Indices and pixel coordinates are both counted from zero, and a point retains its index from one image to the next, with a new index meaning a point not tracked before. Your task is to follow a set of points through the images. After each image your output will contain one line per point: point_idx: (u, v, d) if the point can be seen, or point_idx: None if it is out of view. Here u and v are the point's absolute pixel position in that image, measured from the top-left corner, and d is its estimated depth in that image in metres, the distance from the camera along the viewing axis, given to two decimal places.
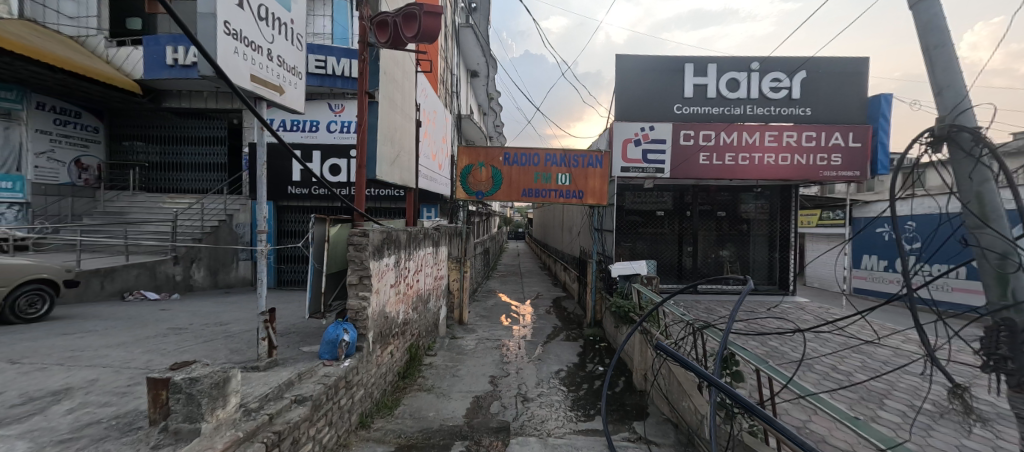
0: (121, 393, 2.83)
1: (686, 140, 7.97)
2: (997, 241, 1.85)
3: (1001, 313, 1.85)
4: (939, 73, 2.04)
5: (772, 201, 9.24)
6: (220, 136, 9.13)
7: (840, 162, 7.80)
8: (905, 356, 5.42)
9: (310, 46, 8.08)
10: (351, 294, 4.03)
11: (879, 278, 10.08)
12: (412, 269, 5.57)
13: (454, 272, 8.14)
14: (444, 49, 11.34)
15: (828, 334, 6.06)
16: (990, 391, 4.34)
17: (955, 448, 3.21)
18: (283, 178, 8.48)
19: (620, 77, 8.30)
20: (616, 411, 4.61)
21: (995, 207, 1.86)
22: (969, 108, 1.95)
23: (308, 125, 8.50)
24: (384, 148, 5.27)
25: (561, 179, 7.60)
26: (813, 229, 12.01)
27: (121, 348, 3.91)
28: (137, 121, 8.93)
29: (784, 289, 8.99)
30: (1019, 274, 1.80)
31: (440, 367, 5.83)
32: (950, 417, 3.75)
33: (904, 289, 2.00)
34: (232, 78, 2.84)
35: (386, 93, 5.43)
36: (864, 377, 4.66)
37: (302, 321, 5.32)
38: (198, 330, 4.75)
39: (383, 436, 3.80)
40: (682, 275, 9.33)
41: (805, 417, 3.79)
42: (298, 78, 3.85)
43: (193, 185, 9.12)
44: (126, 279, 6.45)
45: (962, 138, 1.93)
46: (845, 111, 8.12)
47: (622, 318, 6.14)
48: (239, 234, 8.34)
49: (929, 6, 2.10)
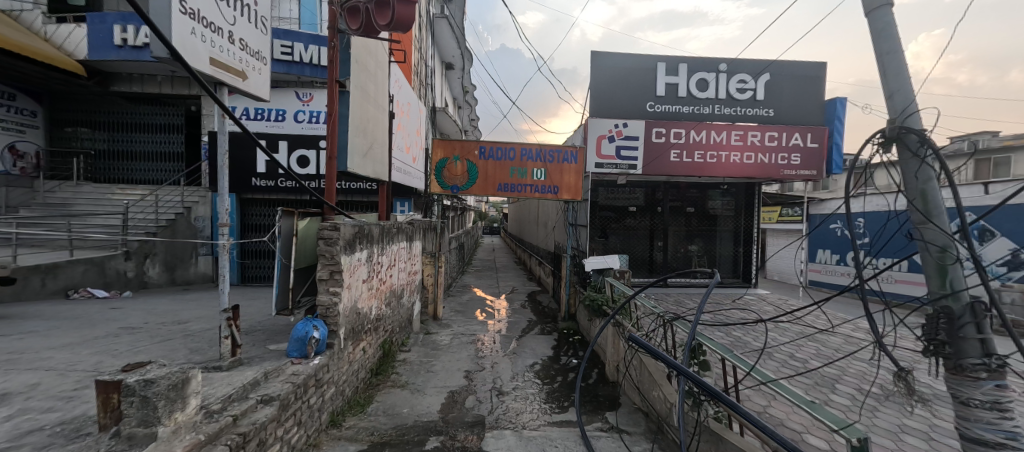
0: (66, 397, 2.63)
1: (658, 137, 8.17)
2: (938, 235, 2.01)
3: (940, 302, 2.01)
4: (890, 78, 2.20)
5: (738, 198, 9.64)
6: (177, 124, 8.59)
7: (799, 162, 8.22)
8: (854, 344, 5.80)
9: (275, 31, 7.73)
10: (322, 290, 3.91)
11: (832, 271, 10.76)
12: (385, 264, 5.46)
13: (428, 267, 8.02)
14: (419, 40, 11.09)
15: (787, 324, 6.43)
16: (928, 374, 4.71)
17: (899, 428, 3.48)
18: (246, 169, 8.08)
19: (596, 74, 8.41)
20: (590, 402, 4.72)
21: (937, 204, 2.02)
22: (916, 112, 2.12)
23: (274, 115, 8.13)
24: (356, 139, 5.06)
25: (537, 174, 7.65)
26: (774, 225, 12.64)
27: (66, 350, 3.64)
28: (81, 105, 8.24)
29: (747, 282, 9.45)
30: (956, 266, 1.95)
31: (414, 363, 5.76)
32: (894, 399, 4.07)
33: (856, 281, 2.15)
34: (190, 62, 2.68)
35: (360, 82, 5.24)
36: (818, 364, 4.97)
37: (267, 318, 5.12)
38: (154, 330, 4.48)
39: (355, 434, 3.72)
40: (653, 269, 9.60)
41: (765, 403, 3.98)
42: (262, 63, 3.67)
43: (147, 176, 8.55)
44: (71, 275, 5.91)
45: (910, 140, 2.10)
46: (805, 112, 8.56)
47: (595, 311, 6.28)
48: (198, 229, 7.99)
49: (882, 15, 2.23)
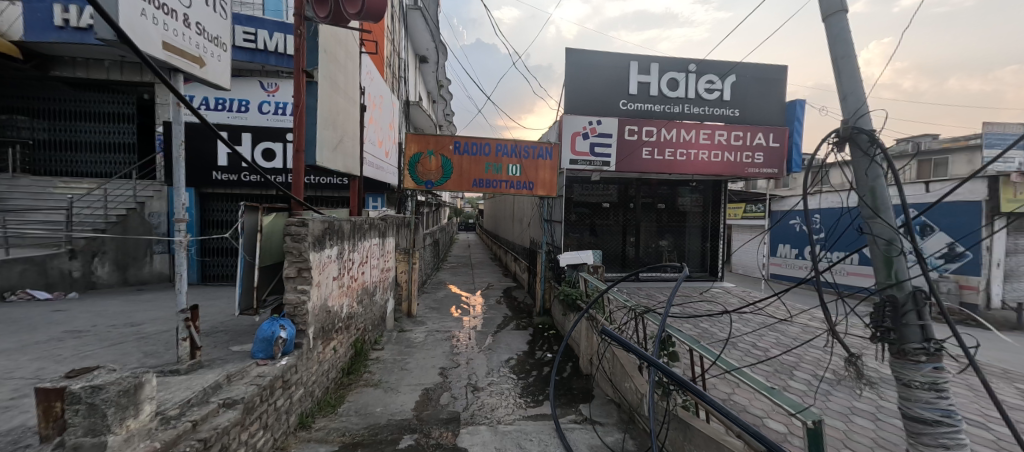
0: (2, 408, 2.41)
1: (631, 135, 8.34)
2: (885, 229, 2.15)
3: (887, 291, 2.15)
4: (844, 80, 2.32)
5: (706, 195, 10.01)
6: (127, 113, 8.03)
7: (763, 161, 8.61)
8: (810, 332, 6.15)
9: (237, 16, 7.34)
10: (289, 288, 3.78)
11: (791, 264, 11.36)
12: (357, 261, 5.32)
13: (402, 264, 7.87)
14: (392, 32, 10.81)
15: (750, 315, 6.74)
16: (875, 359, 5.06)
17: (850, 410, 3.71)
18: (206, 162, 7.67)
19: (571, 71, 8.48)
20: (564, 395, 4.79)
21: (884, 200, 2.16)
22: (867, 114, 2.26)
23: (236, 105, 7.73)
24: (325, 131, 4.89)
25: (512, 170, 7.65)
26: (739, 221, 13.20)
27: (1, 357, 3.34)
28: (17, 91, 7.56)
29: (714, 275, 9.83)
30: (901, 258, 2.09)
31: (388, 361, 5.66)
32: (845, 383, 4.33)
33: (812, 272, 2.28)
34: (141, 46, 2.51)
35: (329, 73, 5.04)
36: (778, 352, 5.24)
37: (230, 319, 4.90)
38: (104, 333, 4.19)
39: (325, 436, 3.63)
40: (626, 264, 9.84)
41: (729, 390, 4.15)
42: (221, 50, 3.47)
43: (94, 168, 7.95)
44: (8, 276, 5.38)
45: (861, 138, 2.24)
46: (768, 113, 8.96)
47: (570, 305, 6.38)
48: (152, 225, 7.54)
49: (837, 20, 2.35)
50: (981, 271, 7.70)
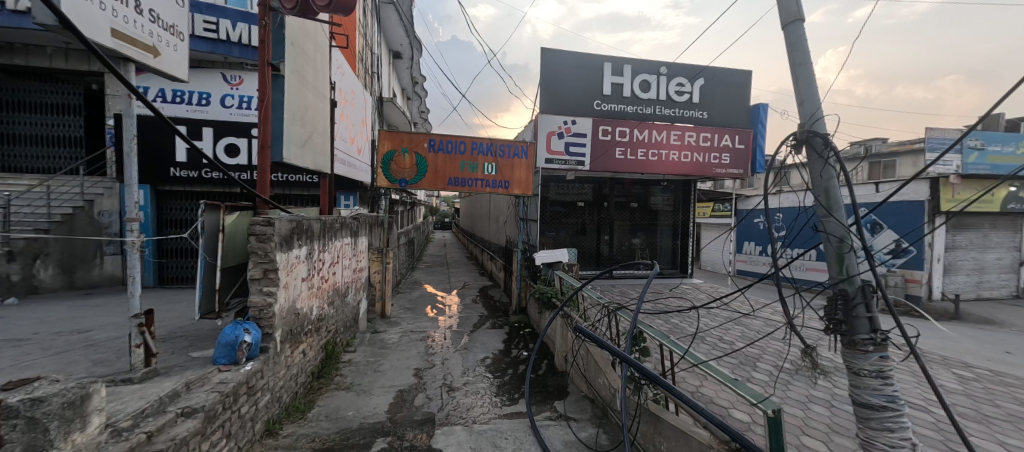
0: None
1: (605, 135, 8.49)
2: (836, 227, 2.28)
3: (839, 285, 2.29)
4: (801, 86, 2.45)
5: (677, 195, 10.32)
6: (73, 104, 7.50)
7: (729, 161, 8.97)
8: (771, 325, 6.46)
9: (197, 4, 6.96)
10: (254, 290, 3.62)
11: (755, 261, 11.89)
12: (327, 261, 5.17)
13: (375, 264, 7.70)
14: (364, 26, 10.54)
15: (717, 310, 7.00)
16: (830, 349, 5.36)
17: (807, 398, 3.93)
18: (164, 158, 7.24)
19: (546, 71, 8.53)
20: (540, 393, 4.83)
21: (836, 200, 2.30)
22: (821, 118, 2.38)
23: (196, 98, 7.33)
24: (292, 127, 4.70)
25: (488, 168, 7.62)
26: (707, 219, 13.70)
27: None
28: None
29: (684, 272, 10.16)
30: (851, 254, 2.24)
31: (361, 363, 5.54)
32: (803, 373, 4.57)
33: (772, 268, 2.39)
34: (86, 32, 2.34)
35: (296, 67, 4.85)
36: (743, 345, 5.49)
37: (189, 323, 4.64)
38: (47, 341, 3.89)
39: (294, 442, 3.51)
40: (600, 262, 10.02)
41: (697, 383, 4.30)
42: (177, 39, 3.28)
43: (33, 163, 7.30)
44: None
45: (816, 142, 2.36)
46: (735, 116, 9.33)
47: (545, 303, 6.45)
48: (104, 224, 7.09)
49: (795, 29, 2.47)
50: (924, 266, 8.33)
